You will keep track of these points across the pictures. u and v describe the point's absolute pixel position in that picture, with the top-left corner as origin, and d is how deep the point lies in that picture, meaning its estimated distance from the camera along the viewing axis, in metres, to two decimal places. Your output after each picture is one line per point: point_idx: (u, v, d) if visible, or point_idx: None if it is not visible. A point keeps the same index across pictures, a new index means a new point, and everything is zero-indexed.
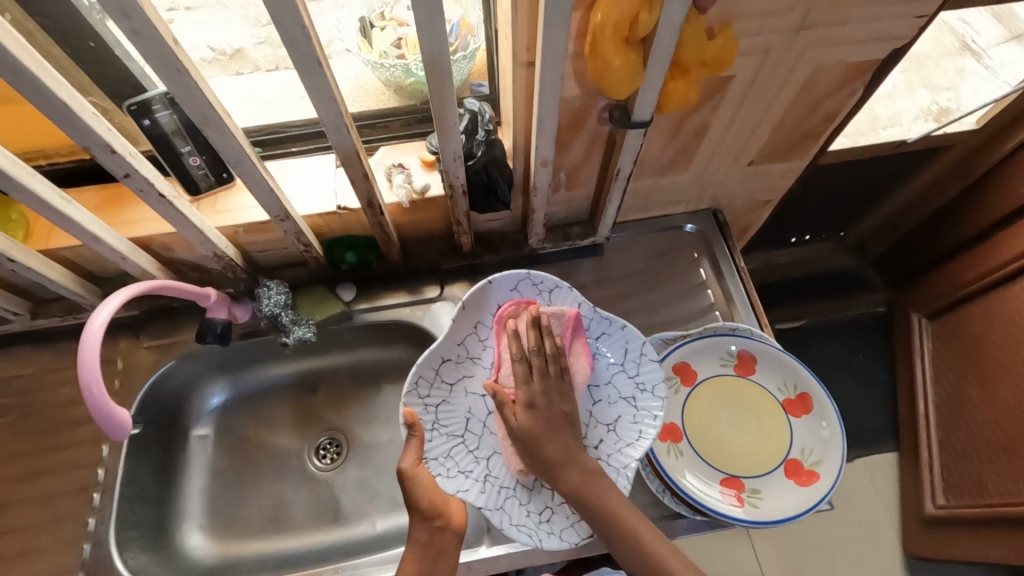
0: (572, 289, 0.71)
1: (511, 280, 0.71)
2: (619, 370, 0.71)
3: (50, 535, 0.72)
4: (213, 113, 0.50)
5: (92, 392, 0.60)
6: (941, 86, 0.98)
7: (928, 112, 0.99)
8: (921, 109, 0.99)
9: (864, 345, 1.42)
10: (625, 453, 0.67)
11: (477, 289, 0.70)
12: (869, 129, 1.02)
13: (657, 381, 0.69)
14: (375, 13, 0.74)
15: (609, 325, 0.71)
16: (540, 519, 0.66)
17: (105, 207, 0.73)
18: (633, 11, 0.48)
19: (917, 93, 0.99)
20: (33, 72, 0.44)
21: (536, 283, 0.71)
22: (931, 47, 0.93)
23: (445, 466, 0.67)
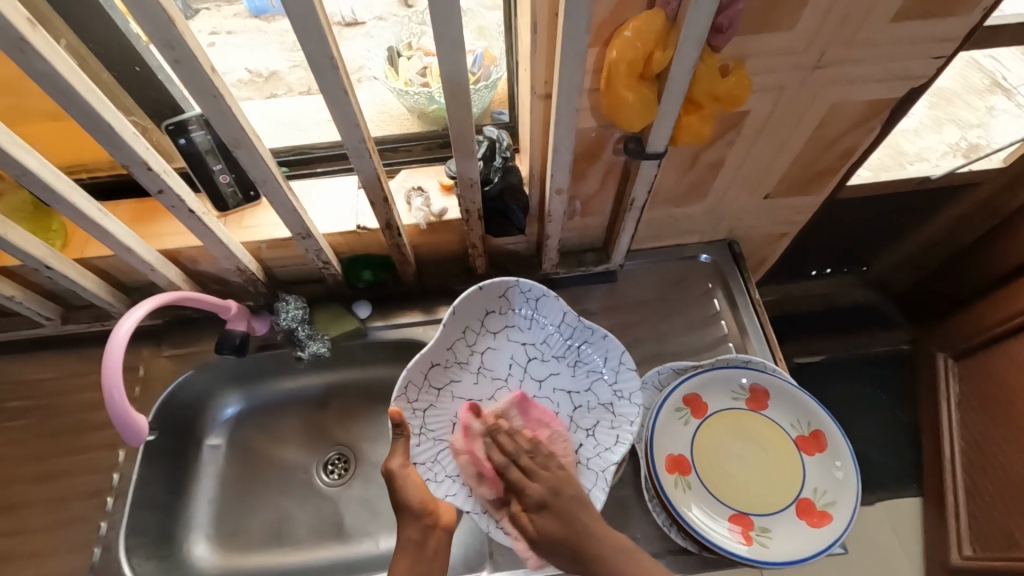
0: (558, 299, 0.76)
1: (500, 286, 0.76)
2: (598, 378, 0.76)
3: (64, 535, 0.74)
4: (244, 135, 0.53)
5: (113, 398, 0.62)
6: (970, 123, 0.96)
7: (957, 148, 0.98)
8: (949, 146, 0.99)
9: (886, 384, 1.38)
10: (604, 456, 0.71)
11: (467, 295, 0.74)
12: (895, 163, 1.01)
13: (634, 390, 0.73)
14: (403, 42, 0.78)
15: (591, 333, 0.76)
16: None
17: (138, 220, 0.77)
18: (647, 49, 0.50)
19: (945, 130, 0.99)
20: (82, 96, 0.47)
21: (525, 290, 0.76)
22: (956, 83, 0.93)
23: (433, 470, 0.71)
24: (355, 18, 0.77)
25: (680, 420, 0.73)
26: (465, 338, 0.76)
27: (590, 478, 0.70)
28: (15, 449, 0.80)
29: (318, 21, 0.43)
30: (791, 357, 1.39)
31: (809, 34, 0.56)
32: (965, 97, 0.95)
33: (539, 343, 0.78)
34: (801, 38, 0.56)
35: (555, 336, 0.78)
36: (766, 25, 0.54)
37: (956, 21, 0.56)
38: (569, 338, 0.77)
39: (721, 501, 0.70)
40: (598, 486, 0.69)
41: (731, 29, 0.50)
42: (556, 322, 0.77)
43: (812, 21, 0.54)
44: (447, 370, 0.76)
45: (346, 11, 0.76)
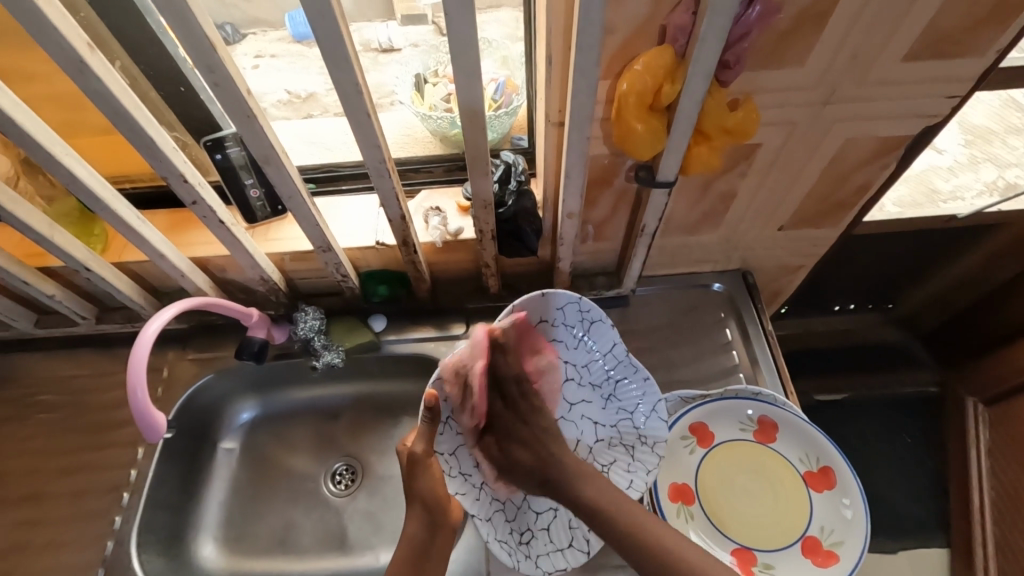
0: (613, 329, 0.69)
1: (562, 299, 0.67)
2: (626, 418, 0.72)
3: (81, 527, 0.77)
4: (274, 153, 0.57)
5: (136, 395, 0.65)
6: (1008, 162, 0.96)
7: (994, 186, 0.97)
8: (985, 184, 0.97)
9: (912, 427, 1.32)
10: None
11: (527, 299, 0.65)
12: (926, 200, 0.99)
13: (659, 440, 0.70)
14: (430, 69, 0.82)
15: (631, 372, 0.71)
16: (519, 540, 0.70)
17: (173, 229, 0.81)
18: (656, 83, 0.52)
19: (981, 168, 0.97)
20: (130, 113, 0.51)
21: (583, 310, 0.68)
22: (992, 121, 0.97)
23: (450, 463, 0.69)
24: (392, 45, 0.82)
25: (684, 449, 0.73)
26: None
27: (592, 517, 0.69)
28: (43, 441, 0.84)
29: (346, 50, 0.47)
30: (810, 394, 1.35)
31: (818, 71, 0.57)
32: (1003, 136, 0.96)
33: (581, 367, 0.72)
34: (810, 74, 0.57)
35: (596, 364, 0.72)
36: (775, 62, 0.56)
37: (968, 62, 0.57)
38: (610, 369, 0.72)
39: (725, 535, 0.69)
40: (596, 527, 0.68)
41: (739, 65, 0.52)
42: (603, 350, 0.70)
43: (822, 58, 0.56)
44: None
45: (383, 39, 0.81)
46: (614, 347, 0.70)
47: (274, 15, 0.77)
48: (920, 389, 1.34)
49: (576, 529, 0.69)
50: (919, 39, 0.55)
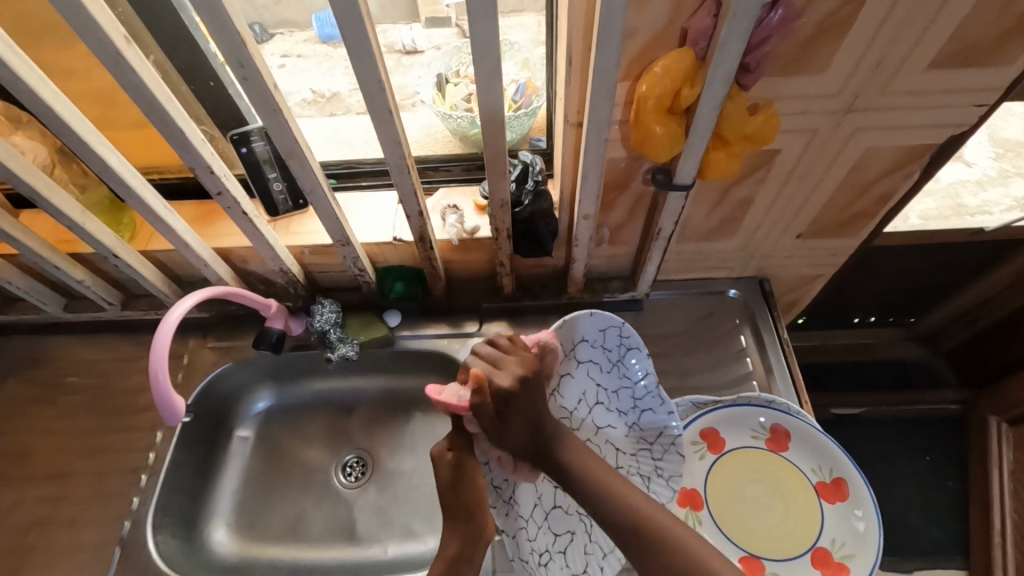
0: (648, 360, 0.65)
1: (604, 321, 0.64)
2: (645, 448, 0.69)
3: (100, 507, 0.80)
4: (298, 148, 0.58)
5: (157, 379, 0.67)
6: None
7: (1022, 202, 0.95)
8: (1015, 200, 0.94)
9: (932, 446, 1.29)
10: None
11: (578, 315, 0.63)
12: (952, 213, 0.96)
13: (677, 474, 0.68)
14: (452, 70, 0.83)
15: (659, 404, 0.67)
16: (539, 561, 0.65)
17: (199, 220, 0.84)
18: (675, 86, 0.53)
19: (1012, 183, 0.96)
20: (163, 105, 0.53)
21: (624, 336, 0.64)
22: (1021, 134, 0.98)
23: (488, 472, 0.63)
24: (416, 47, 0.84)
25: (694, 454, 0.72)
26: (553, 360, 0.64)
27: (605, 540, 0.67)
28: (67, 422, 0.87)
29: (370, 48, 0.48)
30: (827, 407, 1.33)
31: (842, 78, 0.57)
32: None
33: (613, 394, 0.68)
34: (833, 81, 0.57)
35: (626, 392, 0.68)
36: (797, 67, 0.56)
37: (996, 72, 0.56)
38: (638, 399, 0.67)
39: (733, 543, 0.69)
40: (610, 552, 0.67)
41: (759, 70, 0.52)
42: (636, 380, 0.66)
43: (845, 65, 0.55)
44: None
45: (407, 41, 0.83)
46: (648, 377, 0.66)
47: (302, 15, 0.81)
48: (940, 407, 1.31)
49: (591, 554, 0.67)
50: (945, 48, 0.54)
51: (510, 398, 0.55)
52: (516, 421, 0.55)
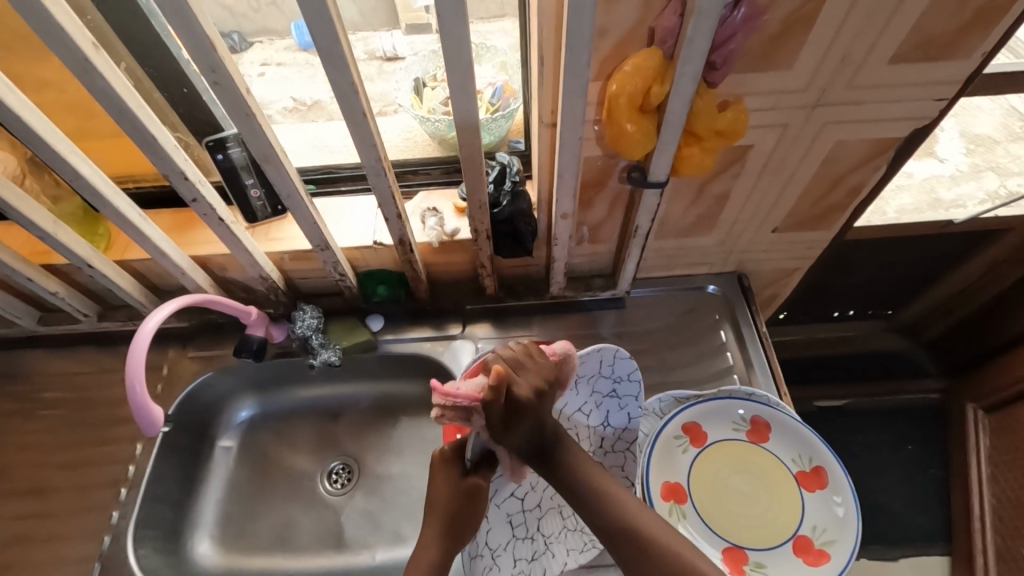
0: (631, 360, 0.63)
1: (603, 356, 0.62)
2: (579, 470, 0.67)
3: (79, 523, 0.78)
4: (273, 152, 0.58)
5: (135, 391, 0.66)
6: (1010, 172, 0.96)
7: (996, 195, 0.96)
8: (987, 193, 0.96)
9: (913, 435, 1.32)
10: None
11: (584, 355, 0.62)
12: (928, 207, 0.98)
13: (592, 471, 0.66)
14: (429, 74, 0.83)
15: (626, 397, 0.67)
16: (554, 554, 0.67)
17: (176, 228, 0.83)
18: (645, 84, 0.54)
19: (983, 177, 0.97)
20: (133, 110, 0.52)
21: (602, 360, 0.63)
22: (997, 130, 0.97)
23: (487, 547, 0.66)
24: (397, 53, 0.83)
25: (678, 448, 0.73)
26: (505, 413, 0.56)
27: None
28: (45, 437, 0.85)
29: (343, 52, 0.48)
30: (811, 400, 1.35)
31: (807, 74, 0.58)
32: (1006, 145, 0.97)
33: (589, 411, 0.68)
34: (799, 78, 0.59)
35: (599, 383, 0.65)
36: (765, 63, 0.57)
37: (955, 65, 0.58)
38: (609, 391, 0.66)
39: (718, 534, 0.69)
40: None
41: (725, 66, 0.53)
42: (619, 377, 0.65)
43: (811, 61, 0.57)
44: None
45: (388, 47, 0.83)
46: (633, 375, 0.65)
47: (281, 24, 0.79)
48: (922, 396, 1.34)
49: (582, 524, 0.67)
50: (905, 43, 0.56)
51: (525, 407, 0.52)
52: (523, 428, 0.53)
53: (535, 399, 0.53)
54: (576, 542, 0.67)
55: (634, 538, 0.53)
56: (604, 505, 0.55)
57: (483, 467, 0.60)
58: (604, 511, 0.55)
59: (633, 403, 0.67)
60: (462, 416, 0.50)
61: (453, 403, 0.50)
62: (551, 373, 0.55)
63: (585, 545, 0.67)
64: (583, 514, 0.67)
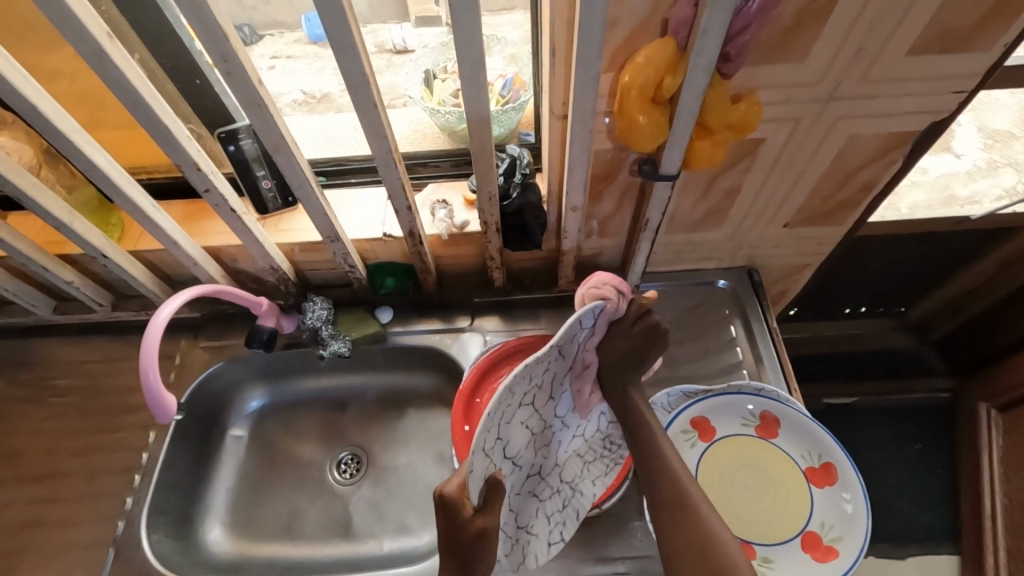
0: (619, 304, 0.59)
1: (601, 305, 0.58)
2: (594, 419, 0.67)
3: (93, 508, 0.80)
4: (284, 143, 0.58)
5: (148, 379, 0.67)
6: None
7: (1012, 192, 0.94)
8: (1004, 190, 0.95)
9: (923, 433, 1.30)
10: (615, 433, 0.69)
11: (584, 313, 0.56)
12: (942, 204, 0.97)
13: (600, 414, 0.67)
14: (439, 66, 0.83)
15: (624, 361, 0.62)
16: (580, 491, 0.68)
17: (188, 219, 0.83)
18: (658, 76, 0.53)
19: (1001, 174, 0.95)
20: (146, 102, 0.53)
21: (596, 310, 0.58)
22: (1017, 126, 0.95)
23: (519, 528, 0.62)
24: (407, 46, 0.83)
25: (685, 443, 0.73)
26: (503, 414, 0.52)
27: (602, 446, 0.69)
28: (59, 423, 0.87)
29: (353, 43, 0.48)
30: (820, 397, 1.34)
31: (822, 66, 0.57)
32: None
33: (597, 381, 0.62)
34: (814, 71, 0.58)
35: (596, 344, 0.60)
36: (777, 56, 0.56)
37: (975, 58, 0.57)
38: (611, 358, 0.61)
39: None
40: (608, 447, 0.69)
41: (739, 59, 0.53)
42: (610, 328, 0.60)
43: (826, 53, 0.56)
44: (506, 409, 0.52)
45: (398, 40, 0.83)
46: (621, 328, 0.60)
47: (291, 17, 0.80)
48: (931, 394, 1.32)
49: (595, 457, 0.69)
50: (924, 35, 0.55)
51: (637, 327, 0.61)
52: (631, 341, 0.61)
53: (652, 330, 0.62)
54: (598, 470, 0.69)
55: (679, 503, 0.57)
56: (660, 470, 0.59)
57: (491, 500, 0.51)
58: (659, 475, 0.59)
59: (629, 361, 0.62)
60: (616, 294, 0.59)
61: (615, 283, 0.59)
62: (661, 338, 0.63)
63: (604, 470, 0.69)
64: (597, 445, 0.69)
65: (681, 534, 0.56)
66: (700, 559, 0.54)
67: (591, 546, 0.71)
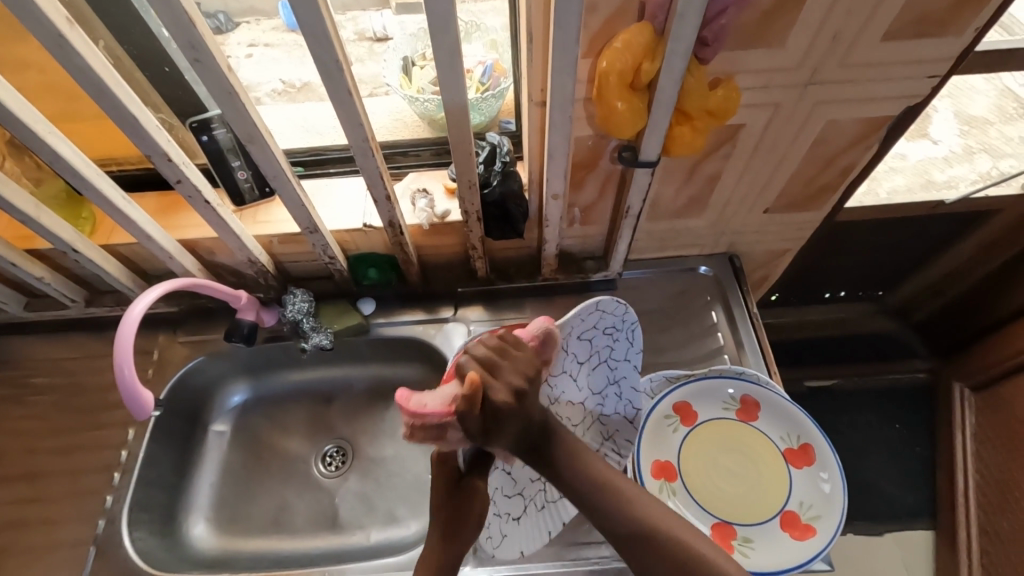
0: (614, 301, 0.59)
1: (587, 313, 0.59)
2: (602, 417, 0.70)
3: (73, 507, 0.78)
4: (257, 133, 0.57)
5: (123, 375, 0.66)
6: (1003, 153, 0.96)
7: (988, 176, 0.96)
8: (979, 174, 0.96)
9: (901, 414, 1.34)
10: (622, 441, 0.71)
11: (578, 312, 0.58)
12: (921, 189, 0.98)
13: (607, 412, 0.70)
14: (418, 53, 0.81)
15: (621, 344, 0.64)
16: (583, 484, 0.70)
17: (162, 212, 0.81)
18: (636, 61, 0.53)
19: (976, 159, 0.97)
20: (113, 91, 0.51)
21: (589, 317, 0.60)
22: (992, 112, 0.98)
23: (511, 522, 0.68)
24: (386, 34, 0.82)
25: (668, 428, 0.74)
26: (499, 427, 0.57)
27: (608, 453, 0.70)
28: (36, 423, 0.85)
29: (326, 29, 0.47)
30: (801, 380, 1.36)
31: (800, 51, 0.58)
32: (999, 126, 0.97)
33: (597, 365, 0.65)
34: (791, 56, 0.58)
35: (596, 339, 0.63)
36: (756, 40, 0.56)
37: (948, 42, 0.58)
38: (610, 342, 0.64)
39: (706, 510, 0.70)
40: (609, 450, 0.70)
41: (717, 43, 0.53)
42: (612, 324, 0.62)
43: (804, 37, 0.56)
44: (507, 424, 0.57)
45: (378, 28, 0.82)
46: (620, 324, 0.62)
47: (269, 4, 0.78)
48: (909, 374, 1.35)
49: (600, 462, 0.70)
50: (898, 20, 0.55)
51: (505, 414, 0.47)
52: (510, 428, 0.48)
53: (517, 399, 0.48)
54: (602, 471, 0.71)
55: (643, 536, 0.50)
56: (617, 507, 0.51)
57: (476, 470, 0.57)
58: (612, 510, 0.51)
59: (625, 347, 0.64)
60: (439, 431, 0.46)
61: (427, 421, 0.46)
62: (533, 371, 0.50)
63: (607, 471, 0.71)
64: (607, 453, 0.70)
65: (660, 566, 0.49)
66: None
67: (578, 532, 0.72)
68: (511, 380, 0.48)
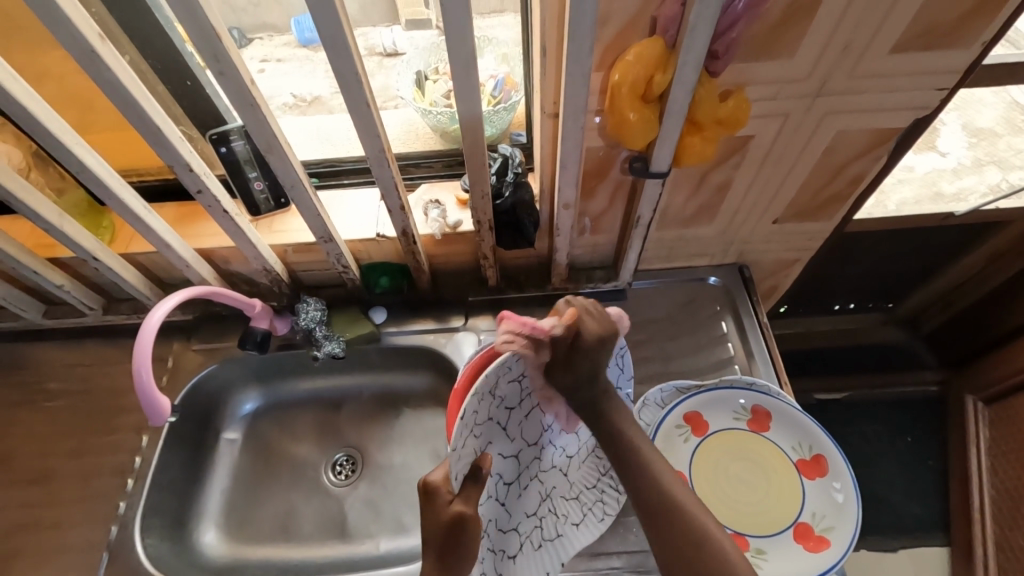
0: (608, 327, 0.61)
1: None
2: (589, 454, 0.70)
3: (85, 512, 0.79)
4: (277, 143, 0.58)
5: (140, 379, 0.67)
6: (1012, 165, 0.96)
7: (997, 189, 0.96)
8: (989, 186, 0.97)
9: (913, 427, 1.32)
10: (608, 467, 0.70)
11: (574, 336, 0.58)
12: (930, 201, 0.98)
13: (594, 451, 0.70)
14: (430, 67, 0.83)
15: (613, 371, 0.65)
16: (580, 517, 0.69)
17: (180, 221, 0.83)
18: (648, 73, 0.54)
19: (985, 171, 0.97)
20: (140, 103, 0.53)
21: None
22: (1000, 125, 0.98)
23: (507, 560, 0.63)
24: (396, 49, 0.84)
25: (678, 437, 0.74)
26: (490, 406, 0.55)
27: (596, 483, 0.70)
28: (50, 428, 0.86)
29: (346, 42, 0.49)
30: (810, 392, 1.35)
31: (809, 63, 0.59)
32: (1008, 138, 0.97)
33: None
34: (800, 68, 0.59)
35: None
36: (764, 53, 0.57)
37: (956, 54, 0.58)
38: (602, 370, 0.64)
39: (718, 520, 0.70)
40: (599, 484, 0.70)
41: (728, 56, 0.54)
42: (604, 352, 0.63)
43: (812, 50, 0.57)
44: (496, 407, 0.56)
45: (387, 44, 0.84)
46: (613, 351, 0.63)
47: (283, 20, 0.80)
48: (920, 388, 1.34)
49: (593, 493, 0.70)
50: (906, 33, 0.56)
51: (586, 348, 0.55)
52: (583, 367, 0.56)
53: (597, 344, 0.55)
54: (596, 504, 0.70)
55: (667, 505, 0.53)
56: (643, 475, 0.55)
57: (470, 489, 0.53)
58: (639, 476, 0.55)
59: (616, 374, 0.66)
60: (532, 346, 0.53)
61: (526, 332, 0.52)
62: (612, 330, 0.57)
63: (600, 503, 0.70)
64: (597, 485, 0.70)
65: (674, 536, 0.52)
66: (699, 558, 0.51)
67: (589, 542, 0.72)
68: (596, 330, 0.56)
